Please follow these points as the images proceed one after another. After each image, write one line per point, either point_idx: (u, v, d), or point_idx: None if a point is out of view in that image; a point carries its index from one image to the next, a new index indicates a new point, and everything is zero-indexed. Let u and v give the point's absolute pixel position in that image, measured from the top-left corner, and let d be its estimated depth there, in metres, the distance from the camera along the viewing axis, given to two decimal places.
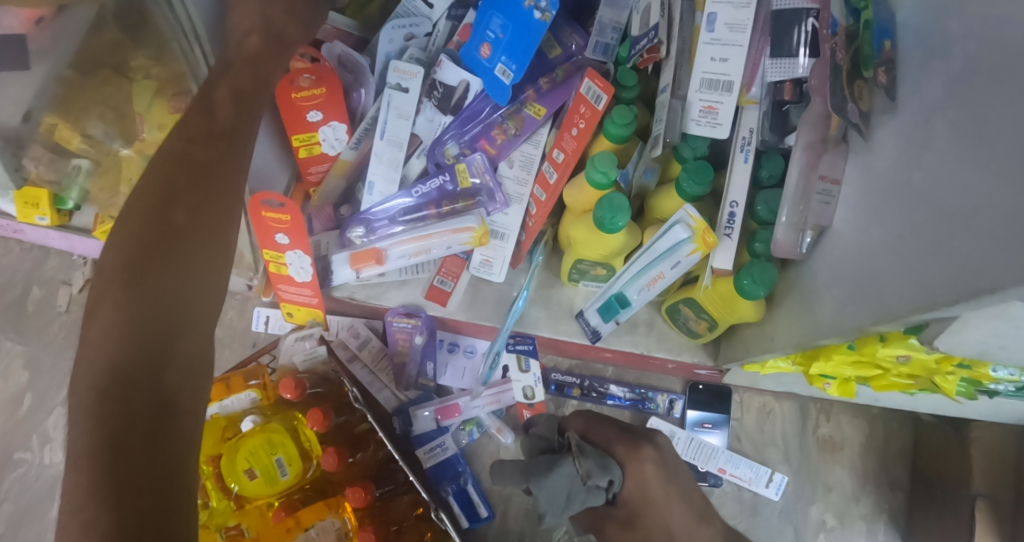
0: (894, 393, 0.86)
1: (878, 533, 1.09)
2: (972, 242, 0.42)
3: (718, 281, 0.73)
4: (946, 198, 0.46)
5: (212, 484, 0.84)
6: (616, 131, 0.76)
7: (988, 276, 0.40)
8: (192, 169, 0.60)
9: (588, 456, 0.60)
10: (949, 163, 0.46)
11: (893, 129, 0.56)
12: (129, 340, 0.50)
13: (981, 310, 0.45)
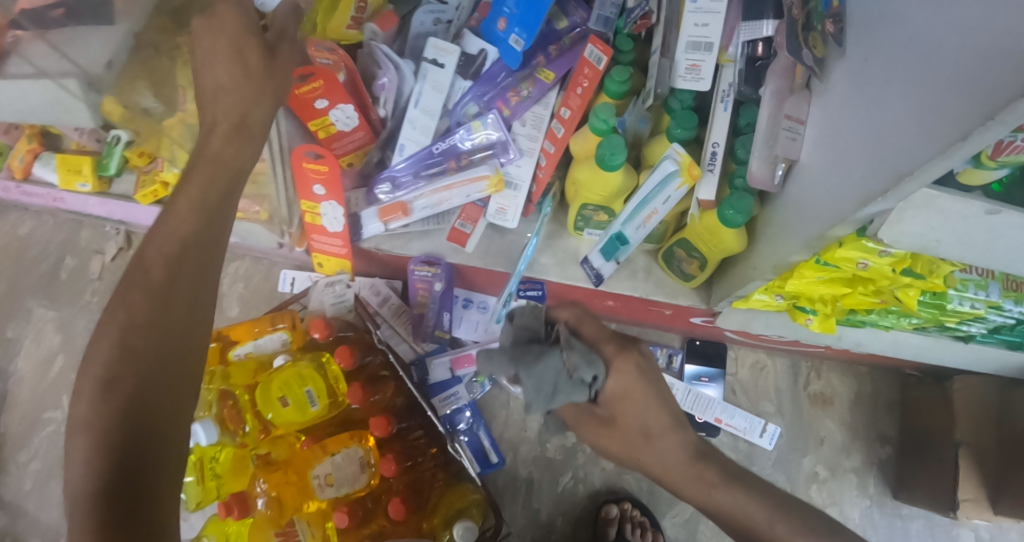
0: (871, 334, 0.94)
1: (867, 484, 1.16)
2: (901, 135, 0.52)
3: (706, 214, 0.81)
4: (880, 108, 0.56)
5: (248, 411, 0.91)
6: (615, 88, 0.86)
7: (909, 162, 0.51)
8: (172, 235, 0.58)
9: (575, 350, 0.55)
10: (881, 80, 0.57)
11: (842, 70, 0.66)
12: (124, 388, 0.51)
13: (910, 198, 0.55)
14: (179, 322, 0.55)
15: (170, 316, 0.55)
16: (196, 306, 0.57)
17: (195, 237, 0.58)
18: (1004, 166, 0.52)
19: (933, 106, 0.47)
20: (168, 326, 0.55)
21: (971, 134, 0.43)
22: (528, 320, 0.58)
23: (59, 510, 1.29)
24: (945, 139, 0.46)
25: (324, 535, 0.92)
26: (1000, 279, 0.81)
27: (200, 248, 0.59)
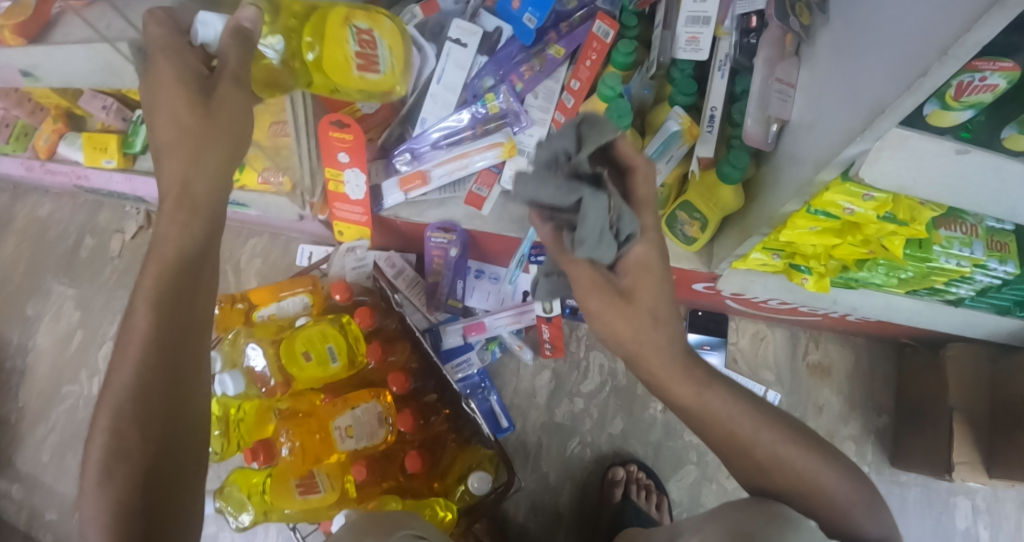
0: (866, 298, 0.99)
1: (866, 451, 1.20)
2: (881, 78, 0.58)
3: (706, 172, 0.89)
4: (864, 59, 0.62)
5: (276, 362, 0.96)
6: (621, 59, 0.91)
7: (884, 100, 0.56)
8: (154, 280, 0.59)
9: (619, 200, 0.52)
10: (865, 35, 0.63)
11: (828, 34, 0.72)
12: (138, 408, 0.56)
13: (887, 139, 0.60)
14: (166, 389, 0.57)
15: (156, 387, 0.56)
16: (184, 351, 0.59)
17: (173, 303, 0.59)
18: (967, 106, 0.57)
19: (910, 46, 0.53)
20: (157, 394, 0.56)
21: (938, 64, 0.49)
22: (585, 163, 0.50)
23: (75, 481, 1.31)
24: (911, 74, 0.52)
25: (341, 488, 0.94)
26: (985, 239, 0.84)
27: (185, 281, 0.61)
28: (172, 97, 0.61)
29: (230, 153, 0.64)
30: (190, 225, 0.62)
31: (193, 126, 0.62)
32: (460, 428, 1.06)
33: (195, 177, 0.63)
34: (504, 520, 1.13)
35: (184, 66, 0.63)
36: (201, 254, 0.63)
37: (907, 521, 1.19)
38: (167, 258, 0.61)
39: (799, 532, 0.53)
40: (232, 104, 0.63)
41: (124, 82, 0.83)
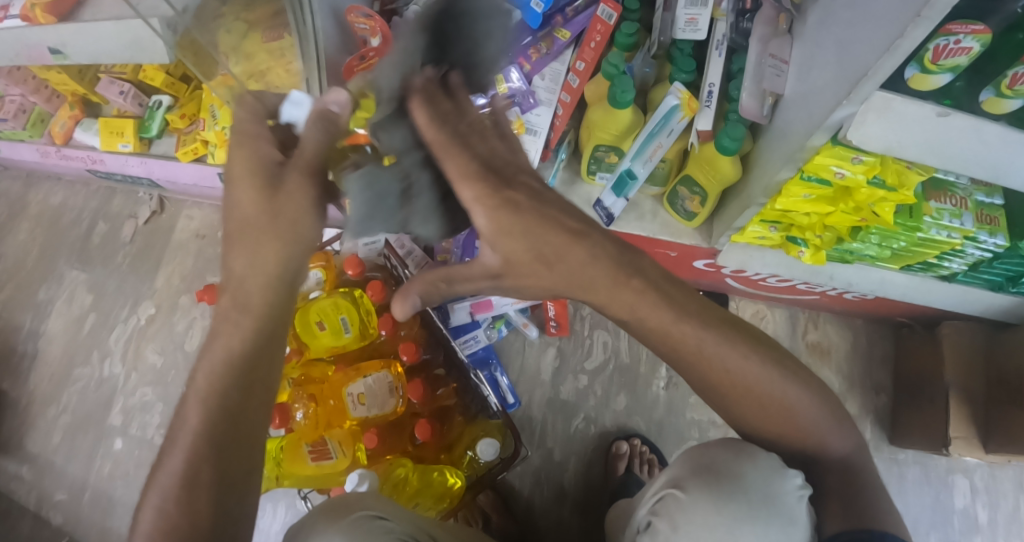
0: (860, 272, 1.03)
1: (866, 430, 1.23)
2: (861, 46, 0.62)
3: (705, 146, 0.92)
4: (844, 30, 0.66)
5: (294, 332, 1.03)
6: (624, 40, 0.94)
7: (865, 65, 0.60)
8: (224, 351, 0.59)
9: None
10: (845, 7, 0.67)
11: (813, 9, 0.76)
12: (196, 482, 0.54)
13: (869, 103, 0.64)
14: (217, 474, 0.55)
15: (205, 475, 0.54)
16: (239, 428, 0.58)
17: (240, 377, 0.59)
18: (945, 70, 0.60)
19: (886, 14, 0.57)
20: (207, 478, 0.54)
21: (911, 27, 0.53)
22: None
23: (84, 462, 1.31)
24: (889, 37, 0.56)
25: (353, 455, 0.98)
26: (974, 211, 0.87)
27: (257, 356, 0.60)
28: (241, 193, 0.60)
29: (289, 248, 0.61)
30: (253, 324, 0.60)
31: (257, 222, 0.59)
32: (468, 403, 1.09)
33: (254, 272, 0.60)
34: (509, 494, 1.15)
35: (261, 154, 0.60)
36: (265, 346, 0.61)
37: (905, 500, 1.18)
38: (224, 353, 0.60)
39: (755, 460, 0.66)
40: (297, 193, 0.59)
41: (151, 58, 0.87)
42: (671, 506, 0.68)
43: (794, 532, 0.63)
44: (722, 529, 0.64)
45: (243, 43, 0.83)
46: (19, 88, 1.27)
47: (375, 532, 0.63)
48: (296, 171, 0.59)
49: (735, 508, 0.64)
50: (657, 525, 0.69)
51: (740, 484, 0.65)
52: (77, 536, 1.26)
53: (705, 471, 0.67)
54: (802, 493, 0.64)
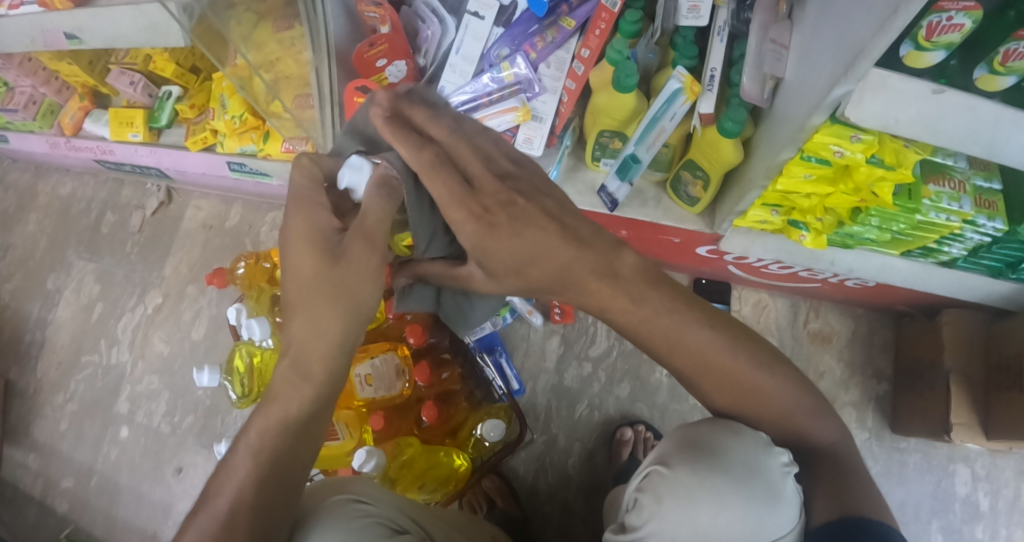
0: (861, 258, 1.04)
1: (867, 419, 1.24)
2: (857, 25, 0.63)
3: (707, 130, 0.94)
4: (841, 11, 0.67)
5: None
6: (628, 28, 0.95)
7: (861, 43, 0.61)
8: (280, 408, 0.59)
9: None
10: None
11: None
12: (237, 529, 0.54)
13: (866, 81, 0.65)
14: (257, 521, 0.55)
15: (242, 522, 0.54)
16: (286, 478, 0.58)
17: (295, 432, 0.59)
18: (938, 47, 0.61)
19: None
20: (244, 529, 0.54)
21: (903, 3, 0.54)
22: None
23: (91, 449, 1.32)
24: (884, 14, 0.57)
25: (360, 437, 0.99)
26: (972, 194, 0.87)
27: (313, 415, 0.60)
28: (301, 262, 0.57)
29: (349, 316, 0.58)
30: (312, 392, 0.59)
31: (318, 293, 0.57)
32: (472, 389, 1.11)
33: (314, 340, 0.58)
34: (513, 477, 1.17)
35: (318, 224, 0.58)
36: (321, 409, 0.61)
37: (905, 487, 1.19)
38: (279, 414, 0.59)
39: (741, 436, 0.66)
40: (360, 262, 0.57)
41: (166, 43, 0.89)
42: (655, 481, 0.69)
43: (777, 508, 0.64)
44: (704, 501, 0.64)
45: (255, 33, 0.89)
46: (30, 79, 1.28)
47: (350, 516, 0.64)
48: (362, 241, 0.56)
49: (717, 480, 0.65)
50: (642, 499, 0.69)
51: (723, 457, 0.65)
52: (82, 524, 1.27)
53: (691, 446, 0.68)
54: (788, 470, 0.65)
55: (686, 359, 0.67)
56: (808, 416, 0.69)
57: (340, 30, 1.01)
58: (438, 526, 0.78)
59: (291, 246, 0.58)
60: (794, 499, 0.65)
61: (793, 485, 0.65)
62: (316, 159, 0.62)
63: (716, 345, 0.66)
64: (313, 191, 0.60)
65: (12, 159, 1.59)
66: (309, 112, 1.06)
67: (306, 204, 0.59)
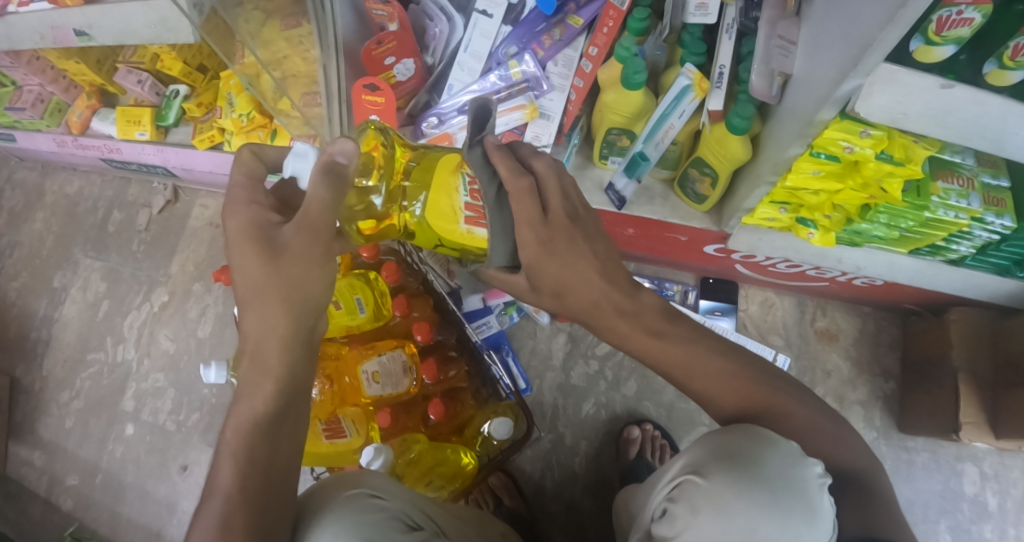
0: (870, 256, 1.04)
1: (874, 417, 1.24)
2: (866, 18, 0.63)
3: (716, 127, 0.94)
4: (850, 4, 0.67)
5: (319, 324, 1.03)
6: (637, 25, 0.94)
7: (870, 36, 0.61)
8: (254, 409, 0.60)
9: None
10: None
11: None
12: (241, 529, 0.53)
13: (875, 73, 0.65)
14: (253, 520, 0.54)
15: (238, 519, 0.54)
16: (274, 478, 0.58)
17: (270, 431, 0.60)
18: (948, 41, 0.61)
19: None
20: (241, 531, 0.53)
21: None
22: None
23: (96, 446, 1.32)
24: (892, 7, 0.58)
25: (366, 435, 0.98)
26: (981, 191, 0.87)
27: (286, 414, 0.61)
28: (245, 258, 0.62)
29: (298, 309, 0.62)
30: (275, 388, 0.61)
31: (264, 286, 0.61)
32: (478, 387, 1.11)
33: (267, 335, 0.62)
34: (519, 475, 1.17)
35: (257, 221, 0.64)
36: (290, 402, 0.62)
37: (914, 486, 1.19)
38: (251, 414, 0.60)
39: (777, 446, 0.62)
40: (301, 254, 0.61)
41: (176, 38, 0.89)
42: (689, 491, 0.64)
43: (817, 522, 0.60)
44: (742, 516, 0.60)
45: (263, 30, 0.89)
46: (38, 78, 1.29)
47: (368, 510, 0.64)
48: (302, 234, 0.61)
49: (757, 494, 0.60)
50: (674, 510, 0.64)
51: (763, 469, 0.61)
52: (87, 521, 1.27)
53: (726, 457, 0.63)
54: (822, 483, 0.62)
55: (697, 381, 0.68)
56: (802, 424, 0.67)
57: (348, 28, 1.00)
58: (446, 518, 0.77)
59: (233, 246, 0.63)
60: (831, 512, 0.61)
61: (827, 498, 0.61)
62: (258, 154, 0.70)
63: (729, 372, 0.68)
64: (251, 192, 0.67)
65: (18, 158, 1.59)
66: (315, 109, 1.06)
67: (244, 203, 0.65)
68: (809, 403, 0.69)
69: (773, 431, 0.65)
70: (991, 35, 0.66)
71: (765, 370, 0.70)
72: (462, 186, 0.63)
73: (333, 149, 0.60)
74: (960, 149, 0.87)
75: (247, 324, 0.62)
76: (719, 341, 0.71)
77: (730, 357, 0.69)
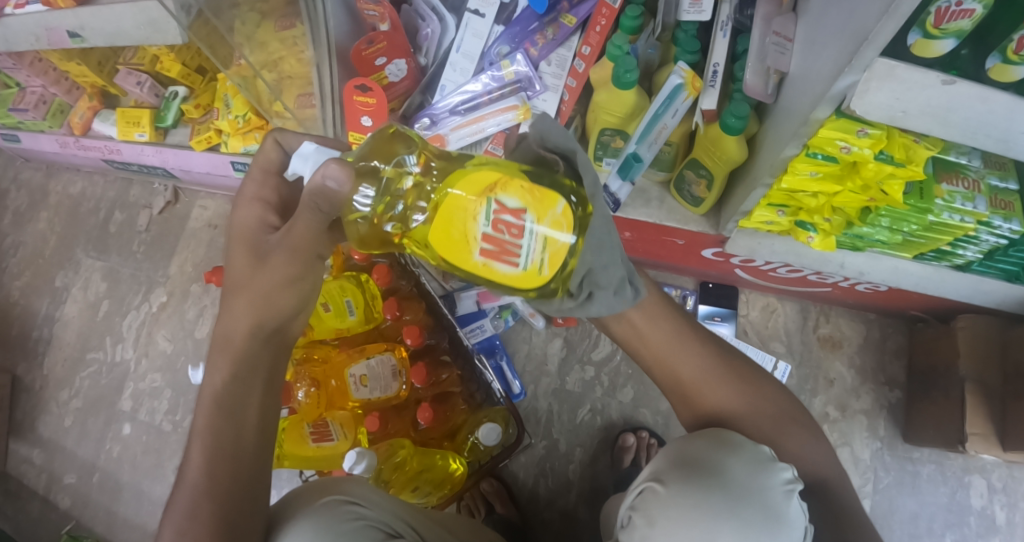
0: (873, 262, 1.00)
1: (878, 427, 1.20)
2: (863, 9, 0.61)
3: (710, 128, 0.92)
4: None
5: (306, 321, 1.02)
6: (629, 24, 0.93)
7: (864, 29, 0.59)
8: (210, 399, 0.63)
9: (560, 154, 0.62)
10: None
11: None
12: (206, 511, 0.57)
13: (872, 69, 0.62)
14: (218, 504, 0.57)
15: (203, 511, 0.57)
16: (241, 469, 0.60)
17: (231, 422, 0.62)
18: (948, 34, 0.59)
19: None
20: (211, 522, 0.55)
21: None
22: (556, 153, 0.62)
23: (94, 445, 1.33)
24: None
25: (355, 438, 0.98)
26: (987, 194, 0.83)
27: (249, 408, 0.64)
28: (237, 258, 0.67)
29: (264, 318, 0.65)
30: (230, 368, 0.64)
31: (241, 288, 0.65)
32: (472, 392, 1.10)
33: (235, 328, 0.65)
34: (512, 482, 1.15)
35: (256, 228, 0.67)
36: (245, 383, 0.64)
37: (918, 498, 1.15)
38: (212, 395, 0.63)
39: (739, 451, 0.64)
40: (280, 269, 0.63)
41: (167, 38, 0.89)
42: (649, 500, 0.65)
43: (781, 528, 0.60)
44: (699, 524, 0.61)
45: (258, 32, 0.89)
46: (41, 79, 1.29)
47: (342, 519, 0.62)
48: (285, 249, 0.62)
49: (714, 501, 0.61)
50: (633, 520, 0.66)
51: (721, 474, 0.62)
52: (84, 520, 1.28)
53: (686, 463, 0.65)
54: (790, 488, 0.62)
55: (680, 368, 0.76)
56: (772, 430, 0.72)
57: (339, 28, 0.99)
58: (433, 527, 0.75)
59: (233, 244, 0.68)
60: (799, 520, 0.61)
61: (797, 504, 0.62)
62: (280, 142, 0.71)
63: (707, 372, 0.75)
64: (260, 186, 0.69)
65: (23, 158, 1.61)
66: (310, 111, 1.05)
67: (253, 198, 0.68)
68: (781, 407, 0.75)
69: (746, 439, 0.66)
70: (993, 28, 0.64)
71: (747, 369, 0.77)
72: (484, 213, 0.55)
73: (325, 171, 0.53)
74: (966, 149, 0.85)
75: (224, 324, 0.66)
76: (714, 338, 0.78)
77: (711, 351, 0.76)
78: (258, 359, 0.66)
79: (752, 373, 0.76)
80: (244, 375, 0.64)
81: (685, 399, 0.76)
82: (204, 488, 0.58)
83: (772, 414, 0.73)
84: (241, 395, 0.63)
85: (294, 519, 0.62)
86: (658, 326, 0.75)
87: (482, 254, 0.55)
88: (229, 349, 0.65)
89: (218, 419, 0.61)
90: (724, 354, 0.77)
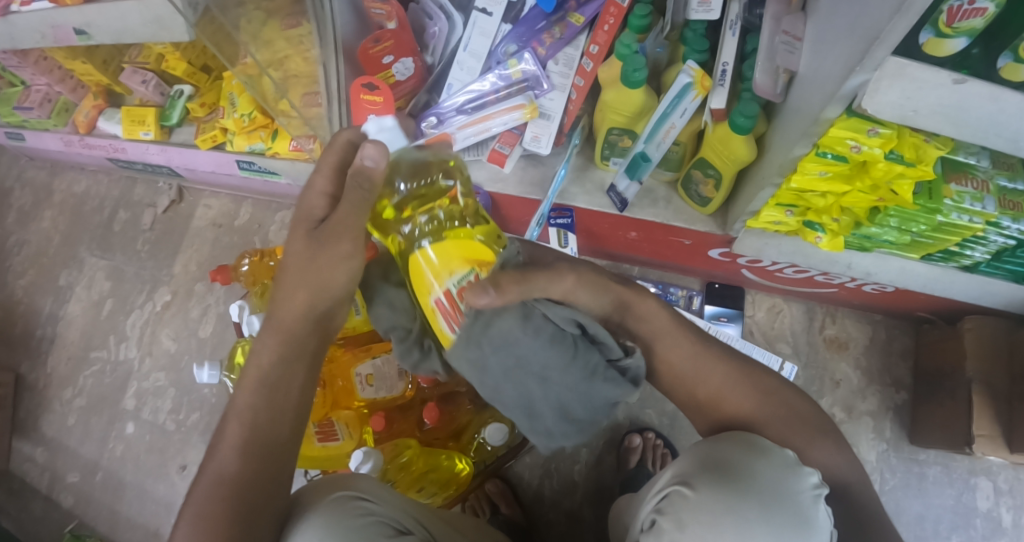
0: (881, 262, 1.00)
1: (884, 429, 1.19)
2: (875, 7, 0.60)
3: (718, 127, 0.92)
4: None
5: None
6: (638, 23, 0.92)
7: (875, 28, 0.59)
8: (253, 377, 0.64)
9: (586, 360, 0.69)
10: None
11: None
12: (224, 494, 0.58)
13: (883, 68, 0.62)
14: (235, 487, 0.59)
15: (223, 493, 0.58)
16: (267, 454, 0.62)
17: (267, 406, 0.63)
18: (960, 33, 0.58)
19: None
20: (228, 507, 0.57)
21: None
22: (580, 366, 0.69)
23: (97, 444, 1.32)
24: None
25: (360, 438, 0.98)
26: (996, 194, 0.82)
27: (284, 393, 0.65)
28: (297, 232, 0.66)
29: (319, 295, 0.65)
30: (279, 346, 0.66)
31: (298, 265, 0.64)
32: None
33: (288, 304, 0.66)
34: (517, 483, 1.15)
35: (313, 207, 0.65)
36: (291, 364, 0.66)
37: (925, 501, 1.15)
38: (258, 372, 0.65)
39: (769, 456, 0.64)
40: (334, 250, 0.63)
41: (173, 36, 0.89)
42: (677, 504, 0.64)
43: (811, 534, 0.60)
44: (734, 529, 0.59)
45: (264, 30, 0.88)
46: (45, 78, 1.29)
47: (351, 514, 0.62)
48: (336, 231, 0.61)
49: (749, 504, 0.60)
50: (661, 524, 0.64)
51: (752, 479, 0.62)
52: (86, 519, 1.27)
53: (714, 467, 0.64)
54: (818, 493, 0.62)
55: (696, 382, 0.76)
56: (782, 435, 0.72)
57: (346, 27, 0.99)
58: (442, 527, 0.74)
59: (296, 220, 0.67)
60: (826, 526, 0.61)
61: (824, 510, 0.62)
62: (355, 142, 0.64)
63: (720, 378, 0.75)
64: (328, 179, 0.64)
65: (28, 157, 1.61)
66: (315, 110, 1.03)
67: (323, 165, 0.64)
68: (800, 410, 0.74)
69: (771, 444, 0.66)
70: (1004, 29, 0.62)
71: (761, 369, 0.77)
72: (460, 275, 0.60)
73: (367, 152, 0.57)
74: (976, 149, 0.82)
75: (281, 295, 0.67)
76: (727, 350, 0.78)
77: (723, 358, 0.76)
78: (301, 343, 0.66)
79: (761, 374, 0.76)
80: (286, 359, 0.65)
81: (700, 407, 0.77)
82: (230, 470, 0.60)
83: (784, 417, 0.73)
84: (280, 379, 0.65)
85: (308, 512, 0.62)
86: (669, 346, 0.77)
87: (438, 297, 0.61)
88: (281, 327, 0.66)
89: (257, 401, 0.63)
90: (739, 359, 0.77)
